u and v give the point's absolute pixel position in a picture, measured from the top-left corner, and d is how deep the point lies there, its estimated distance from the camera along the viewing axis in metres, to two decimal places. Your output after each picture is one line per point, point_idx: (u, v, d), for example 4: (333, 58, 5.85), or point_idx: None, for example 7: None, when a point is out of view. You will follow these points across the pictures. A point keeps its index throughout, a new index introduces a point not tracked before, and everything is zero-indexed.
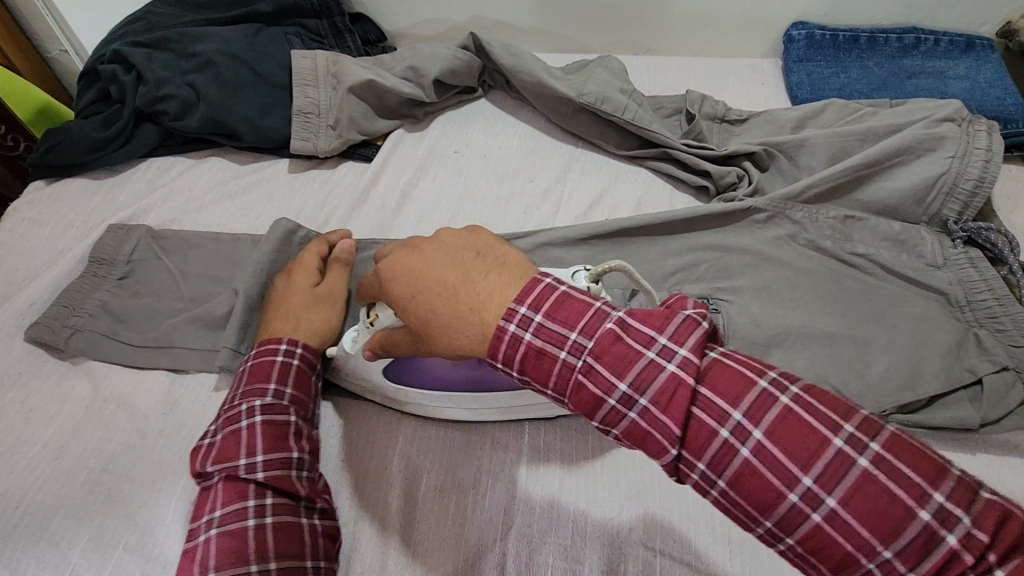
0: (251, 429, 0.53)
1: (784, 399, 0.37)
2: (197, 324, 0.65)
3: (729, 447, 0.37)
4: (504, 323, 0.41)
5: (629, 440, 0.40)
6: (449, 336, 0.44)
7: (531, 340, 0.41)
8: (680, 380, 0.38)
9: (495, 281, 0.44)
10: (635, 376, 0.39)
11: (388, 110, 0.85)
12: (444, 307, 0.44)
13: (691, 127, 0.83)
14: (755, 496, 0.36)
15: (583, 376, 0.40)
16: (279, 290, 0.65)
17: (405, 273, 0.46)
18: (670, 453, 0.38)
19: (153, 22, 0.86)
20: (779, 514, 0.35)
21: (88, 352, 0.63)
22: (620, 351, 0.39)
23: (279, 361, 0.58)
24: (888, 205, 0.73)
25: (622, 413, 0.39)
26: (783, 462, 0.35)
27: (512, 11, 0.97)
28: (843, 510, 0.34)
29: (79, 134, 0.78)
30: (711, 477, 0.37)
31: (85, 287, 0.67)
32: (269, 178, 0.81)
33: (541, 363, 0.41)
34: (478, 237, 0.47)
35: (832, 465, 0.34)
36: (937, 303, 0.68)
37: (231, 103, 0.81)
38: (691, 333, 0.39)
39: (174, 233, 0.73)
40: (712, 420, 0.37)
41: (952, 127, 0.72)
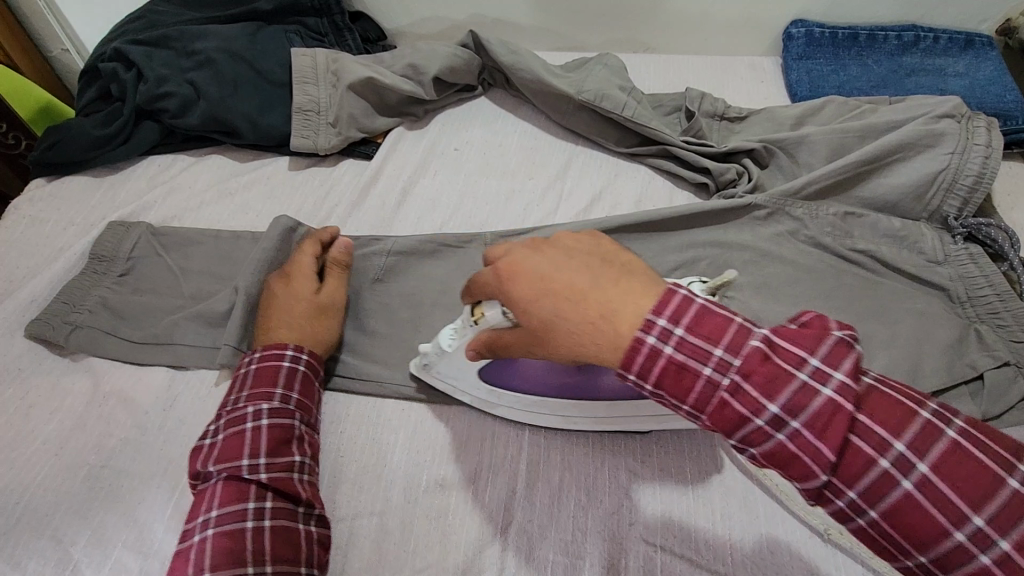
0: (255, 432, 0.53)
1: (949, 433, 0.36)
2: (198, 321, 0.65)
3: (889, 479, 0.36)
4: (642, 335, 0.38)
5: (767, 461, 0.38)
6: (577, 345, 0.40)
7: (672, 354, 0.38)
8: (839, 405, 0.36)
9: (630, 290, 0.40)
10: (789, 398, 0.37)
11: (388, 108, 0.85)
12: (571, 313, 0.40)
13: (691, 125, 0.83)
14: (914, 529, 0.35)
15: (728, 395, 0.38)
16: (276, 296, 0.63)
17: (524, 273, 0.42)
18: (818, 479, 0.37)
19: (154, 20, 0.87)
20: (938, 550, 0.35)
21: (88, 349, 0.63)
22: (773, 371, 0.37)
23: (286, 366, 0.58)
24: (888, 201, 0.73)
25: (769, 435, 0.37)
26: (952, 499, 0.34)
27: (512, 10, 0.97)
28: (1019, 554, 0.33)
29: (79, 131, 0.78)
30: (861, 506, 0.37)
31: (86, 284, 0.67)
32: (269, 176, 0.81)
33: (680, 379, 0.39)
34: (598, 243, 0.44)
35: (1006, 507, 0.33)
36: (937, 299, 0.68)
37: (231, 101, 0.81)
38: (847, 355, 0.37)
39: (175, 230, 0.73)
40: (870, 448, 0.36)
41: (952, 124, 0.72)
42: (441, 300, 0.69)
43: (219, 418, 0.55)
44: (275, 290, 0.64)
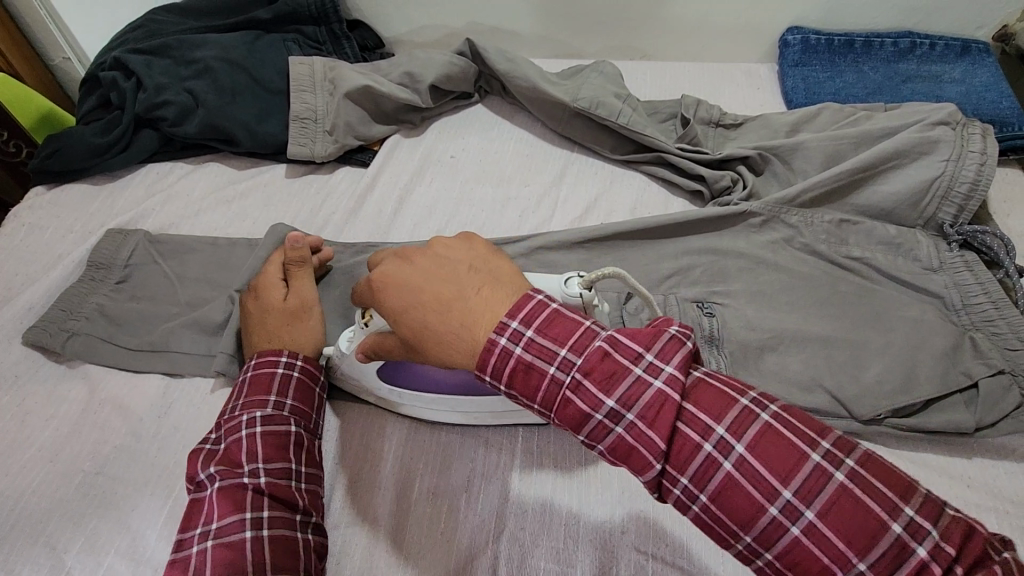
0: (251, 439, 0.53)
1: (763, 416, 0.40)
2: (194, 328, 0.65)
3: (712, 462, 0.40)
4: (495, 337, 0.43)
5: (614, 455, 0.42)
6: (439, 349, 0.46)
7: (521, 354, 0.43)
8: (667, 397, 0.41)
9: (489, 296, 0.46)
10: (623, 393, 0.41)
11: (384, 115, 0.86)
12: (437, 320, 0.46)
13: (686, 132, 0.84)
14: (737, 509, 0.39)
15: (571, 392, 0.42)
16: (250, 313, 0.63)
17: (400, 285, 0.48)
18: (654, 468, 0.41)
19: (153, 29, 0.87)
20: (759, 528, 0.38)
21: (85, 356, 0.64)
22: (608, 368, 0.42)
23: (280, 374, 0.58)
24: (883, 209, 0.73)
25: (609, 428, 0.41)
26: (765, 477, 0.38)
27: (508, 18, 0.98)
28: (818, 523, 0.37)
29: (79, 139, 0.79)
30: (694, 491, 0.40)
31: (82, 291, 0.68)
32: (266, 184, 0.81)
33: (529, 378, 0.43)
34: (470, 252, 0.50)
35: (809, 480, 0.38)
36: (933, 307, 0.67)
37: (229, 109, 0.81)
38: (678, 350, 0.42)
39: (172, 238, 0.73)
40: (695, 435, 0.41)
41: (945, 131, 0.72)
42: None
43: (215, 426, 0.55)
44: (247, 306, 0.63)
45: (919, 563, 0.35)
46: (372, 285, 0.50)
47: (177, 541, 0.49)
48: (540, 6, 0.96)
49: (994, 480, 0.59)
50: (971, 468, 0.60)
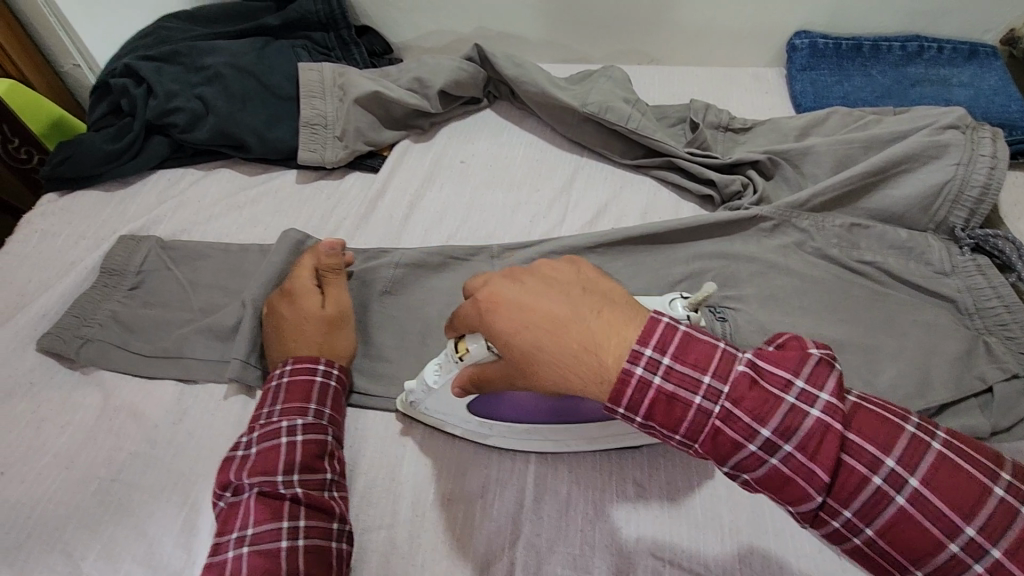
0: (289, 447, 0.54)
1: (928, 447, 0.39)
2: (207, 335, 0.65)
3: (883, 496, 0.38)
4: (631, 366, 0.41)
5: (765, 486, 0.41)
6: (564, 378, 0.43)
7: (661, 385, 0.41)
8: (830, 427, 0.39)
9: (613, 322, 0.43)
10: (780, 422, 0.39)
11: (394, 121, 0.86)
12: (554, 343, 0.43)
13: (695, 136, 0.84)
14: (910, 543, 0.38)
15: (721, 423, 0.40)
16: (285, 319, 0.63)
17: (507, 304, 0.45)
18: (818, 502, 0.39)
19: (163, 36, 0.87)
20: (934, 563, 0.37)
21: (99, 362, 0.64)
22: (765, 399, 0.40)
23: (319, 382, 0.59)
24: (894, 213, 0.73)
25: (765, 460, 0.40)
26: (943, 511, 0.37)
27: (516, 23, 0.98)
28: (1006, 560, 0.36)
29: (90, 146, 0.79)
30: (858, 523, 0.39)
31: (96, 297, 0.68)
32: (276, 190, 0.82)
33: (675, 412, 0.41)
34: (582, 274, 0.47)
35: (985, 511, 0.36)
36: (945, 311, 0.67)
37: (239, 115, 0.82)
38: (830, 375, 0.40)
39: (184, 244, 0.74)
40: (864, 468, 0.39)
41: (956, 135, 0.72)
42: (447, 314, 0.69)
43: (252, 431, 0.56)
44: (282, 312, 0.63)
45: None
46: (478, 306, 0.47)
47: (213, 545, 0.50)
48: (548, 11, 0.96)
49: None
50: None
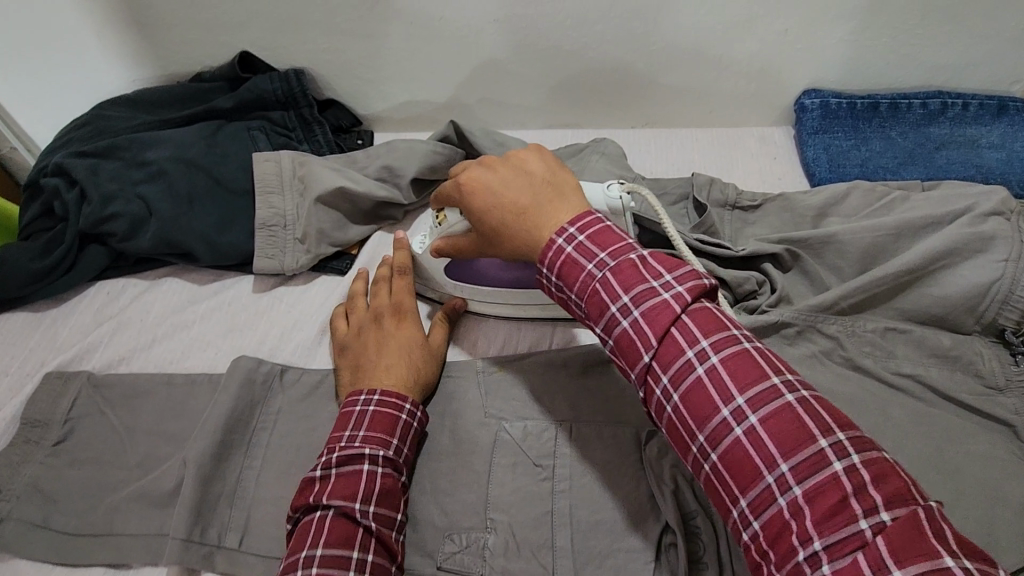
0: (369, 478, 0.51)
1: (747, 344, 0.44)
2: (143, 502, 0.56)
3: (689, 365, 0.44)
4: (555, 237, 0.51)
5: (616, 349, 0.48)
6: (515, 246, 0.55)
7: (570, 251, 0.50)
8: (669, 305, 0.45)
9: (557, 207, 0.53)
10: (636, 294, 0.47)
11: (363, 215, 0.76)
12: (514, 223, 0.54)
13: (702, 220, 0.75)
14: (697, 408, 0.43)
15: (598, 284, 0.48)
16: (387, 334, 0.63)
17: (483, 190, 0.57)
18: (643, 361, 0.46)
19: (102, 126, 0.78)
20: (712, 427, 0.42)
21: (15, 546, 0.54)
22: (629, 274, 0.47)
23: (403, 418, 0.56)
24: (935, 314, 0.64)
25: (618, 321, 0.47)
26: (728, 383, 0.42)
27: (495, 90, 0.89)
28: (761, 428, 0.40)
29: (14, 264, 0.69)
30: (669, 390, 0.44)
31: (16, 459, 0.58)
32: (230, 302, 0.72)
33: (571, 271, 0.50)
34: (545, 163, 0.57)
35: (764, 393, 0.41)
36: (1000, 438, 0.58)
37: (185, 219, 0.72)
38: (693, 279, 0.47)
39: (121, 379, 0.64)
40: (684, 342, 0.44)
41: (1000, 224, 0.63)
42: (426, 457, 0.60)
43: (333, 452, 0.53)
44: (386, 327, 0.63)
45: (834, 475, 0.38)
46: (461, 188, 0.59)
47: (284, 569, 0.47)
48: (529, 77, 0.87)
49: None
50: None
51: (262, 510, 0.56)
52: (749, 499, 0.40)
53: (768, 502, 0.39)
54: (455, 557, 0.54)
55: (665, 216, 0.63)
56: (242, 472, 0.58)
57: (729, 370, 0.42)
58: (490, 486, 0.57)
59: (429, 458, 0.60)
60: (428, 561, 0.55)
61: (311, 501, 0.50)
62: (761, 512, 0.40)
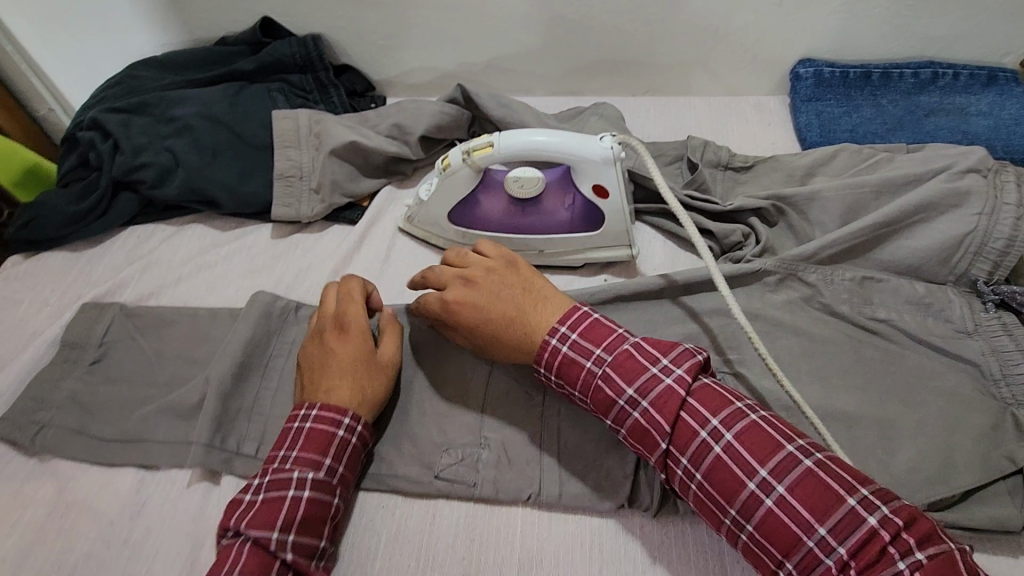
0: (293, 503, 0.50)
1: (752, 416, 0.48)
2: (170, 415, 0.61)
3: (706, 445, 0.47)
4: (549, 339, 0.54)
5: (632, 437, 0.51)
6: (512, 351, 0.57)
7: (567, 351, 0.54)
8: (674, 391, 0.49)
9: (542, 312, 0.57)
10: (640, 383, 0.50)
11: (373, 169, 0.81)
12: (508, 333, 0.57)
13: (693, 177, 0.79)
14: (724, 486, 0.46)
15: (601, 379, 0.52)
16: (331, 356, 0.58)
17: (470, 303, 0.58)
18: (661, 448, 0.49)
19: (133, 85, 0.84)
20: (741, 502, 0.45)
21: (54, 449, 0.60)
22: (628, 364, 0.51)
23: (339, 436, 0.54)
24: (910, 265, 0.68)
25: (629, 412, 0.50)
26: (746, 458, 0.46)
27: (500, 57, 0.93)
28: (789, 496, 0.44)
29: (55, 207, 0.75)
30: (691, 472, 0.48)
31: (54, 375, 0.64)
32: (250, 246, 0.77)
33: (571, 370, 0.54)
34: (525, 272, 0.60)
35: (783, 462, 0.45)
36: (966, 376, 0.62)
37: (210, 170, 0.78)
38: (688, 359, 0.51)
39: (150, 311, 0.69)
40: (696, 424, 0.48)
41: (977, 181, 0.66)
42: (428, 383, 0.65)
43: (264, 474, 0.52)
44: (332, 347, 0.58)
45: (868, 528, 0.41)
46: (446, 303, 0.60)
47: None
48: (534, 46, 0.91)
49: None
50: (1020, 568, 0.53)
51: (278, 422, 0.61)
52: (794, 563, 0.43)
53: (814, 564, 0.42)
54: (453, 468, 0.58)
55: (656, 171, 0.67)
56: (260, 392, 0.63)
57: (744, 447, 0.46)
58: (485, 409, 0.61)
59: (428, 382, 0.64)
60: (425, 471, 0.58)
61: (232, 525, 0.49)
62: (808, 574, 0.42)
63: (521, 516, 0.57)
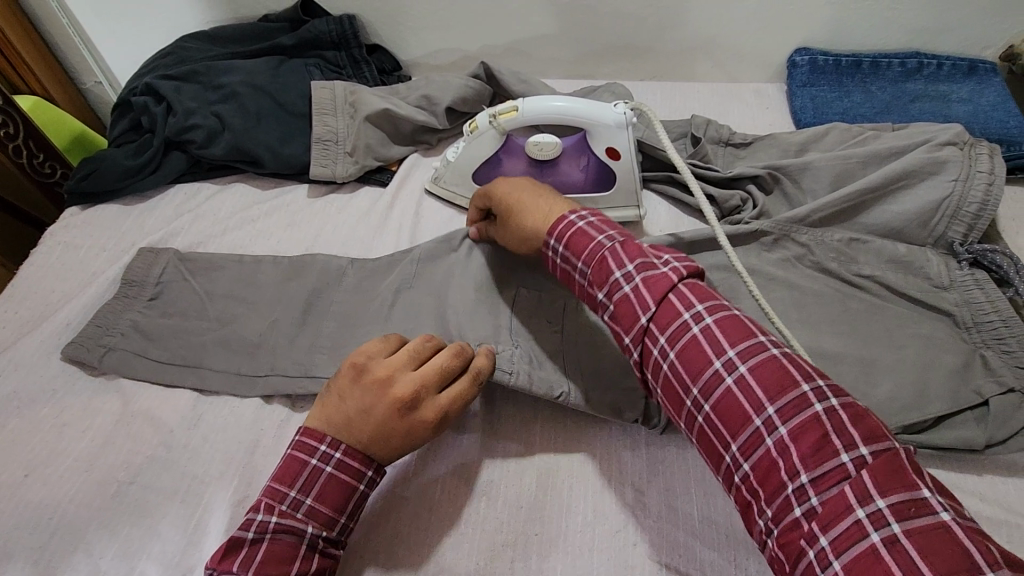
0: (305, 556, 0.50)
1: (733, 309, 0.49)
2: (221, 343, 0.67)
3: (685, 325, 0.48)
4: (570, 215, 0.59)
5: (615, 313, 0.52)
6: (524, 223, 0.62)
7: (583, 224, 0.57)
8: (666, 275, 0.51)
9: (565, 203, 0.62)
10: (638, 264, 0.52)
11: (403, 137, 0.89)
12: (530, 208, 0.63)
13: (696, 150, 0.86)
14: (692, 364, 0.47)
15: (607, 253, 0.54)
16: (393, 427, 0.53)
17: (510, 186, 0.66)
18: (641, 324, 0.50)
19: (182, 56, 0.91)
20: (705, 378, 0.46)
21: (120, 369, 0.66)
22: (633, 248, 0.54)
23: (358, 490, 0.53)
24: (892, 228, 0.74)
25: (620, 286, 0.52)
26: (720, 338, 0.46)
27: (518, 40, 1.00)
28: (750, 376, 0.44)
29: (114, 162, 0.83)
30: (665, 348, 0.49)
31: (117, 308, 0.71)
32: (289, 204, 0.84)
33: (582, 241, 0.56)
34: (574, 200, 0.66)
35: (752, 347, 0.45)
36: (942, 324, 0.68)
37: (255, 132, 0.85)
38: (687, 261, 0.52)
39: (201, 255, 0.76)
40: (681, 306, 0.49)
41: (954, 151, 0.73)
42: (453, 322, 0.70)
43: (270, 514, 0.50)
44: (400, 424, 0.54)
45: (815, 415, 0.42)
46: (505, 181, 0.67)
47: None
48: (551, 31, 0.99)
49: (1002, 496, 0.60)
50: (979, 484, 0.61)
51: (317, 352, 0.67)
52: (740, 443, 0.44)
53: (757, 445, 0.43)
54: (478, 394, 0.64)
55: (665, 139, 0.73)
56: (304, 327, 0.69)
57: (720, 329, 0.47)
58: None
59: None
60: None
61: (235, 568, 0.48)
62: (751, 455, 0.43)
63: (537, 435, 0.62)
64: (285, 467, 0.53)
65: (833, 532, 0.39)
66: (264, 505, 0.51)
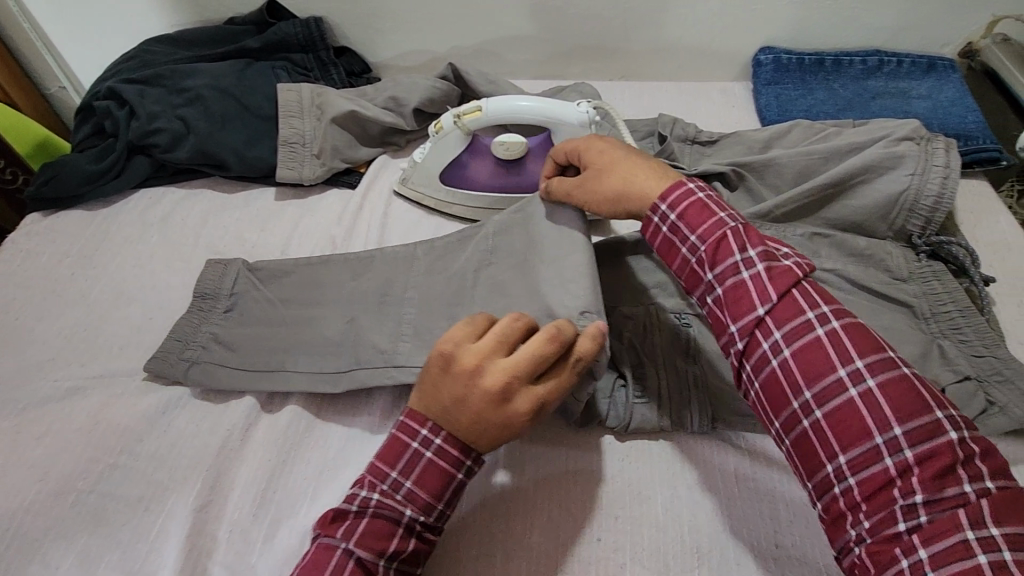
0: (401, 536, 0.48)
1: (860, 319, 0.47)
2: (185, 347, 0.67)
3: (809, 324, 0.46)
4: (690, 181, 0.55)
5: (725, 298, 0.50)
6: (635, 179, 0.57)
7: (703, 195, 0.54)
8: (791, 270, 0.49)
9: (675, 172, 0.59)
10: (763, 254, 0.50)
11: (370, 139, 0.88)
12: (639, 166, 0.58)
13: (663, 147, 0.87)
14: (810, 366, 0.45)
15: (728, 233, 0.51)
16: (497, 411, 0.48)
17: (610, 144, 0.61)
18: (757, 314, 0.48)
19: (147, 60, 0.90)
20: (824, 383, 0.45)
21: (204, 382, 0.64)
22: (756, 234, 0.51)
23: (457, 478, 0.50)
24: (852, 222, 0.76)
25: (739, 271, 0.50)
26: (848, 347, 0.45)
27: (487, 41, 1.01)
28: (877, 391, 0.43)
29: (75, 167, 0.82)
30: (780, 345, 0.47)
31: (196, 321, 0.69)
32: (257, 208, 0.84)
33: (701, 212, 0.53)
34: None
35: (883, 361, 0.44)
36: (902, 315, 0.69)
37: (220, 136, 0.84)
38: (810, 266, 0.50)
39: (268, 263, 0.72)
40: (806, 304, 0.47)
41: (911, 146, 0.75)
42: None
43: (372, 491, 0.49)
44: (512, 409, 0.48)
45: (945, 442, 0.41)
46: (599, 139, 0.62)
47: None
48: (519, 32, 0.99)
49: None
50: None
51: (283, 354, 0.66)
52: (850, 455, 0.43)
53: (872, 461, 0.42)
54: None
55: (629, 138, 0.74)
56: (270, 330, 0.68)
57: (849, 335, 0.45)
58: None
59: None
60: None
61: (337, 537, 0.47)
62: (861, 469, 0.42)
63: None
64: (391, 443, 0.51)
65: (935, 548, 0.39)
66: (369, 479, 0.50)
